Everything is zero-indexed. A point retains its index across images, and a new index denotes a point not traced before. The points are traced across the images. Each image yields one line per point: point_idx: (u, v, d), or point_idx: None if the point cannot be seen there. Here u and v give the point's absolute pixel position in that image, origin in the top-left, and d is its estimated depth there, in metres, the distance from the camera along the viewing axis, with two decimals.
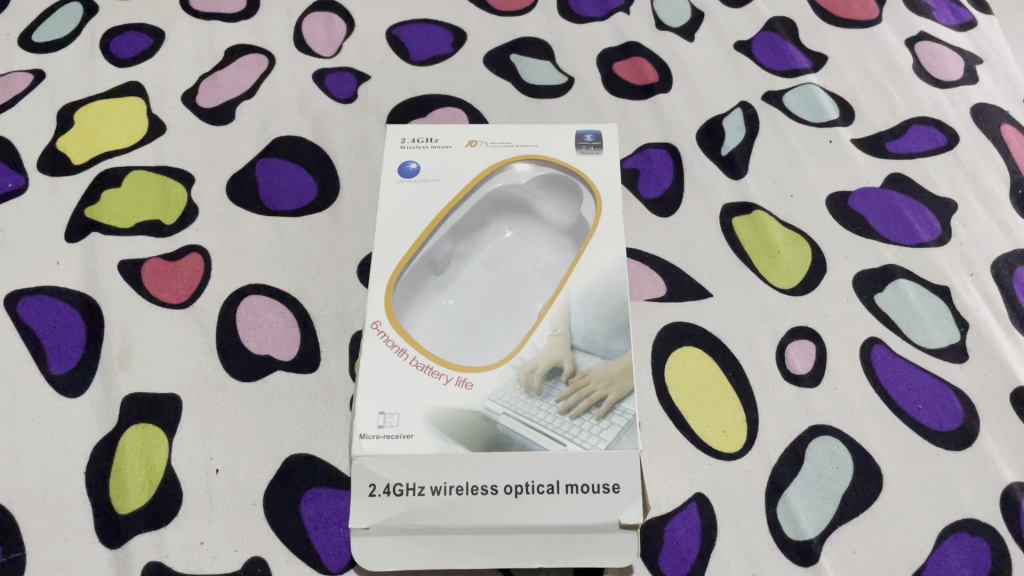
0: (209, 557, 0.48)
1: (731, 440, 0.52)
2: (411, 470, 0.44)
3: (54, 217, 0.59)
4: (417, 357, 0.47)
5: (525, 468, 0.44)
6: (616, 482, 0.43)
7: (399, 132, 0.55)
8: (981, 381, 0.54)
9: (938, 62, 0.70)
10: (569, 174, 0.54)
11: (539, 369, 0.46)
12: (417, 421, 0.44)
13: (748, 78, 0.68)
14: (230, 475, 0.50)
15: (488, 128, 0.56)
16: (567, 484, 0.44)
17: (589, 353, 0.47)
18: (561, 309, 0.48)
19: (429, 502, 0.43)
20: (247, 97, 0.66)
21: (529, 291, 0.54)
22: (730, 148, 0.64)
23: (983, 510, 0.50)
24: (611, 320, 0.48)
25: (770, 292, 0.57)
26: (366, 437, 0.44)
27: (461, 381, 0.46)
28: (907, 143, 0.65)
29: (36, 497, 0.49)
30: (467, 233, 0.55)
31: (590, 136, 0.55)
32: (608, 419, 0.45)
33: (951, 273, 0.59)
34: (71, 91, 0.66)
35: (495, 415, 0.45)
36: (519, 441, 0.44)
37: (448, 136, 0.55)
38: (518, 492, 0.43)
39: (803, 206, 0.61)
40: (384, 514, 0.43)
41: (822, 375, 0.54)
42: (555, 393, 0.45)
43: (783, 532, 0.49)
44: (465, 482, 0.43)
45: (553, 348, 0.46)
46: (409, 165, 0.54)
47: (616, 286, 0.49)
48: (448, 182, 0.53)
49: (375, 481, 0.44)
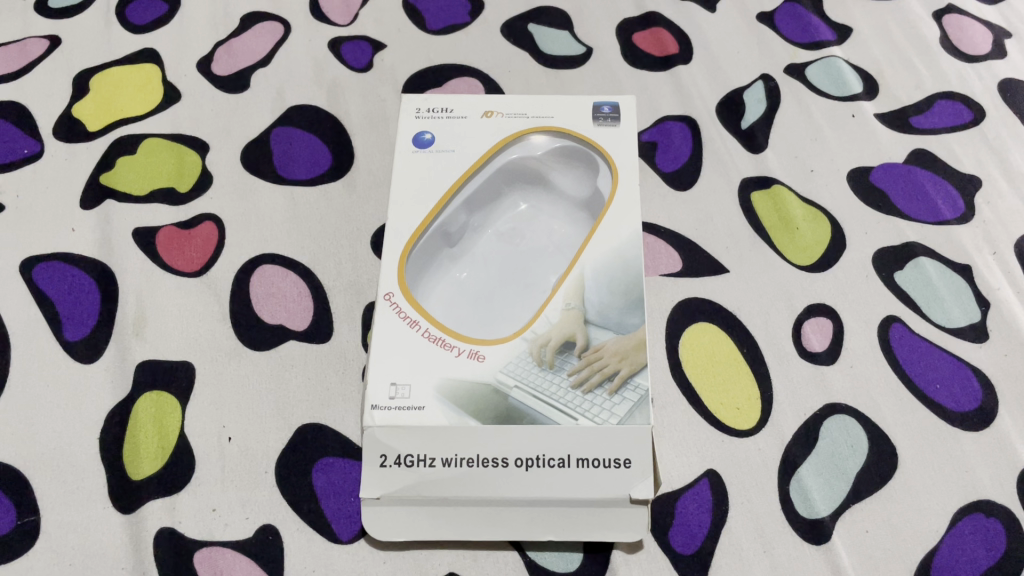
0: (220, 524, 0.48)
1: (744, 417, 0.51)
2: (422, 441, 0.44)
3: (69, 185, 0.59)
4: (429, 329, 0.46)
5: (536, 442, 0.43)
6: (627, 457, 0.43)
7: (413, 101, 0.55)
8: (1001, 362, 0.54)
9: (966, 36, 0.68)
10: (584, 145, 0.54)
11: (552, 344, 0.46)
12: (429, 393, 0.44)
13: (769, 50, 0.67)
14: (243, 443, 0.50)
15: (504, 99, 0.55)
16: (578, 458, 0.43)
17: (602, 328, 0.46)
18: (575, 283, 0.47)
19: (440, 473, 0.43)
20: (263, 64, 0.65)
21: (542, 265, 0.54)
22: (750, 122, 0.63)
23: (1000, 491, 0.50)
24: (625, 294, 0.47)
25: (787, 268, 0.57)
26: (378, 407, 0.44)
27: (473, 354, 0.45)
28: (932, 119, 0.64)
29: (50, 462, 0.49)
30: (480, 204, 0.55)
31: (608, 108, 0.54)
32: (620, 394, 0.44)
33: (974, 251, 0.58)
34: (87, 57, 0.65)
35: (507, 388, 0.44)
36: (531, 414, 0.44)
37: (464, 106, 0.54)
38: (529, 465, 0.43)
39: (824, 181, 0.60)
40: (396, 484, 0.44)
41: (839, 353, 0.54)
42: (568, 366, 0.45)
43: (795, 510, 0.49)
44: (476, 454, 0.43)
45: (567, 322, 0.46)
46: (423, 136, 0.53)
47: (630, 261, 0.48)
48: (463, 153, 0.53)
49: (386, 452, 0.44)
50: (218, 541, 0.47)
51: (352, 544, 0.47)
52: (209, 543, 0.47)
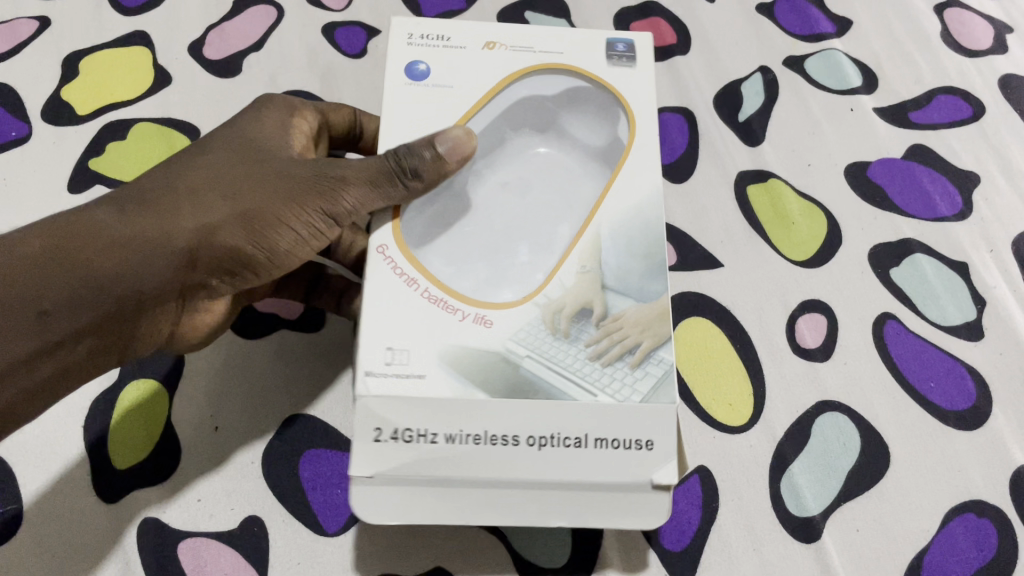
0: (205, 514, 0.47)
1: (736, 413, 0.51)
2: (423, 413, 0.37)
3: (57, 169, 0.58)
4: (430, 289, 0.40)
5: (549, 420, 0.37)
6: (649, 438, 0.37)
7: (405, 26, 0.46)
8: (996, 361, 0.53)
9: (967, 30, 0.67)
10: (596, 86, 0.46)
11: (566, 310, 0.40)
12: (430, 358, 0.38)
13: (768, 42, 0.66)
14: (230, 433, 0.50)
15: (507, 28, 0.47)
16: (596, 438, 0.37)
17: (621, 295, 0.40)
18: (590, 242, 0.41)
19: (444, 450, 0.37)
20: (255, 49, 0.64)
21: (553, 223, 0.47)
22: (748, 114, 0.62)
23: (992, 492, 0.49)
24: (646, 258, 0.41)
25: (783, 263, 0.56)
26: (373, 374, 0.37)
27: (479, 318, 0.39)
28: (931, 114, 0.63)
29: (33, 447, 0.48)
30: (485, 149, 0.47)
31: (623, 46, 0.47)
32: (642, 368, 0.39)
33: (971, 248, 0.57)
34: (77, 39, 0.64)
35: (517, 357, 0.38)
36: (544, 389, 0.38)
37: (463, 34, 0.46)
38: (541, 444, 0.37)
39: (821, 175, 0.60)
40: (392, 462, 0.37)
41: (833, 350, 0.53)
42: (585, 335, 0.39)
43: (786, 507, 0.48)
44: (483, 430, 0.37)
45: (583, 287, 0.40)
46: (418, 67, 0.45)
47: (651, 220, 0.42)
48: (464, 88, 0.45)
49: (381, 426, 0.37)
50: (202, 533, 0.47)
51: (338, 537, 0.47)
52: (193, 534, 0.47)
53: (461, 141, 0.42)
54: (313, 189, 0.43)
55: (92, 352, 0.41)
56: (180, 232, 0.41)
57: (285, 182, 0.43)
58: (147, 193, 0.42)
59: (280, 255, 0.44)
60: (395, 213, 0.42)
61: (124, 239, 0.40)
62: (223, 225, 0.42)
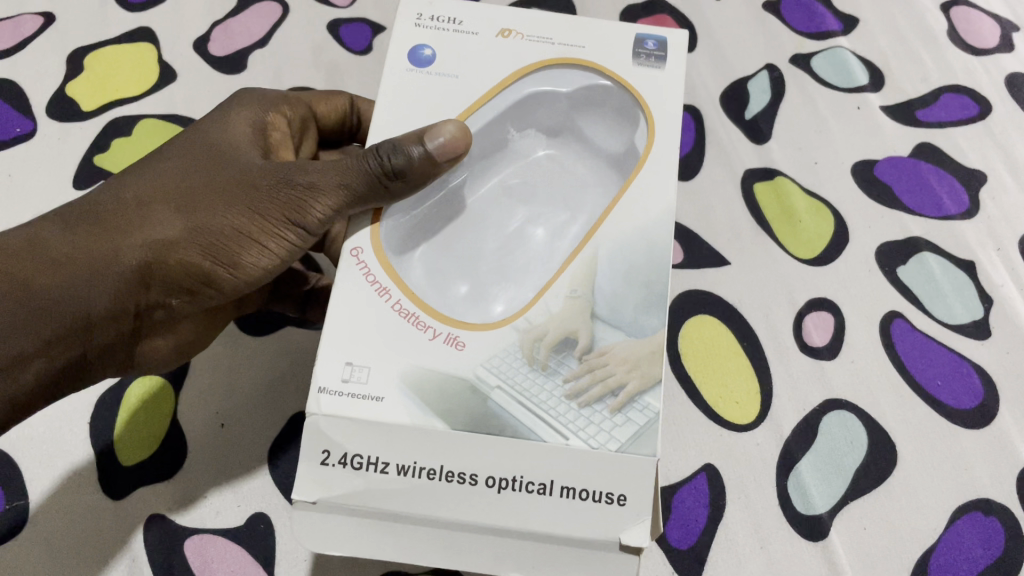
0: (210, 510, 0.47)
1: (743, 411, 0.51)
2: (376, 441, 0.34)
3: (62, 166, 0.58)
4: (402, 302, 0.36)
5: (515, 460, 0.34)
6: (623, 492, 0.33)
7: (415, 6, 0.42)
8: (1003, 359, 0.53)
9: (973, 28, 0.67)
10: (618, 87, 0.42)
11: (547, 339, 0.35)
12: (391, 381, 0.34)
13: (775, 40, 0.66)
14: (236, 430, 0.50)
15: (525, 15, 0.42)
16: (563, 487, 0.34)
17: (611, 326, 0.35)
18: (584, 264, 0.37)
19: (395, 483, 0.34)
20: (260, 46, 0.64)
21: (544, 236, 0.43)
22: (754, 112, 0.62)
23: (999, 490, 0.49)
24: (644, 287, 0.36)
25: (789, 261, 0.56)
26: (327, 392, 0.34)
27: (451, 339, 0.35)
28: (938, 112, 0.63)
29: (39, 443, 0.48)
30: (484, 146, 0.43)
31: (652, 43, 0.42)
32: (623, 414, 0.34)
33: (978, 247, 0.57)
34: (81, 35, 0.64)
35: (487, 387, 0.34)
36: (511, 424, 0.34)
37: (476, 17, 0.42)
38: (501, 487, 0.34)
39: (827, 173, 0.60)
40: (338, 488, 0.34)
41: (840, 348, 0.53)
42: (564, 369, 0.35)
43: (792, 505, 0.48)
44: (440, 466, 0.34)
45: (568, 314, 0.36)
46: (423, 51, 0.41)
47: (658, 242, 0.37)
48: (470, 79, 0.40)
49: (331, 449, 0.34)
50: (208, 529, 0.47)
51: None
52: (198, 531, 0.47)
53: (454, 139, 0.38)
54: (277, 198, 0.40)
55: (41, 377, 0.39)
56: (130, 253, 0.39)
57: (244, 192, 0.40)
58: (104, 209, 0.40)
59: (243, 270, 0.42)
60: (376, 216, 0.39)
61: (81, 265, 0.38)
62: (177, 243, 0.39)
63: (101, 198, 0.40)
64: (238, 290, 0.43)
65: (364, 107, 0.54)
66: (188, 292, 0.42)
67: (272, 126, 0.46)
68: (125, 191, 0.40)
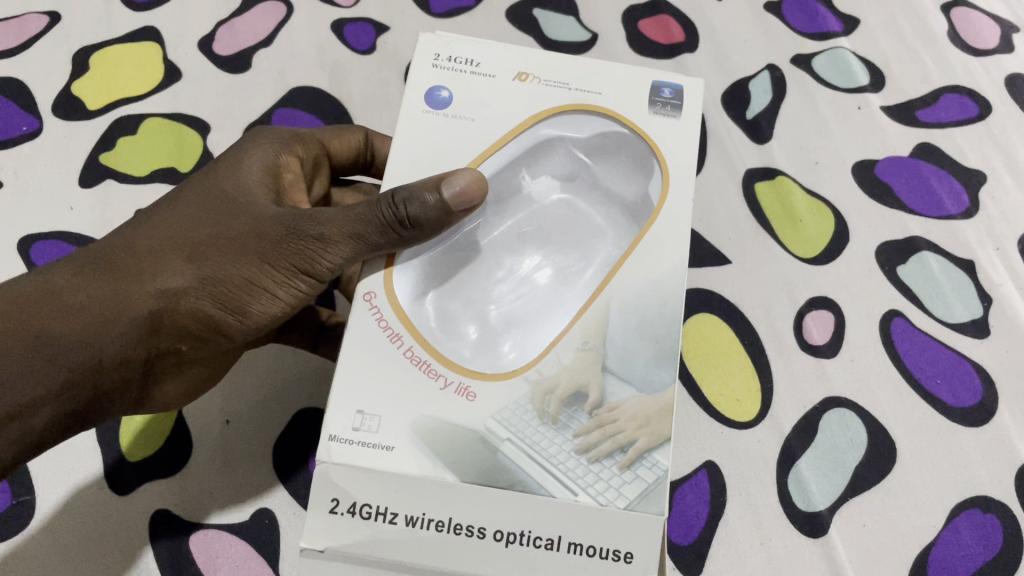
0: (213, 504, 0.48)
1: (743, 409, 0.51)
2: (384, 489, 0.31)
3: (68, 164, 0.59)
4: (414, 349, 0.34)
5: (525, 514, 0.31)
6: (630, 550, 0.31)
7: (431, 44, 0.39)
8: (1002, 358, 0.54)
9: (973, 29, 0.67)
10: (633, 134, 0.39)
11: (559, 391, 0.33)
12: (401, 429, 0.32)
13: (776, 40, 0.66)
14: (241, 428, 0.50)
15: (543, 55, 0.39)
16: (572, 542, 0.31)
17: (622, 380, 0.33)
18: (597, 316, 0.34)
19: (402, 534, 0.32)
20: (265, 45, 0.65)
21: (562, 286, 0.39)
22: (755, 112, 0.63)
23: (998, 488, 0.50)
24: (657, 341, 0.34)
25: (790, 260, 0.56)
26: (337, 439, 0.32)
27: (462, 390, 0.33)
28: (938, 112, 0.63)
29: None
30: (498, 192, 0.40)
31: (669, 91, 0.39)
32: (633, 470, 0.32)
33: (977, 246, 0.58)
34: (86, 33, 0.64)
35: (497, 439, 0.32)
36: (521, 478, 0.31)
37: (493, 58, 0.39)
38: (510, 540, 0.31)
39: (828, 172, 0.60)
40: (345, 538, 0.32)
41: (840, 347, 0.53)
42: (574, 424, 0.33)
43: (793, 503, 0.49)
44: (448, 518, 0.31)
45: (581, 365, 0.33)
46: (439, 93, 0.38)
47: (670, 297, 0.35)
48: (485, 123, 0.38)
49: (339, 497, 0.32)
50: (214, 525, 0.47)
51: None
52: (201, 526, 0.47)
53: (469, 189, 0.36)
54: (287, 248, 0.38)
55: (49, 423, 0.39)
56: (139, 302, 0.38)
57: (255, 240, 0.39)
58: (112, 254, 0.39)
59: (253, 317, 0.40)
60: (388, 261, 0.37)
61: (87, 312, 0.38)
62: (186, 294, 0.39)
63: (112, 245, 0.40)
64: (247, 334, 0.42)
65: (378, 142, 0.52)
66: (196, 337, 0.41)
67: (284, 165, 0.44)
68: (137, 238, 0.39)
